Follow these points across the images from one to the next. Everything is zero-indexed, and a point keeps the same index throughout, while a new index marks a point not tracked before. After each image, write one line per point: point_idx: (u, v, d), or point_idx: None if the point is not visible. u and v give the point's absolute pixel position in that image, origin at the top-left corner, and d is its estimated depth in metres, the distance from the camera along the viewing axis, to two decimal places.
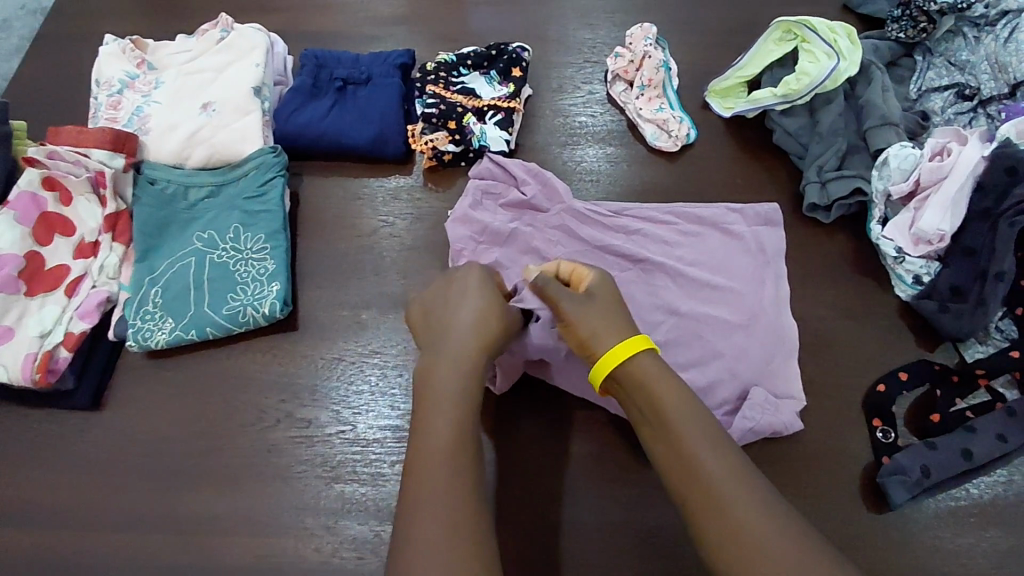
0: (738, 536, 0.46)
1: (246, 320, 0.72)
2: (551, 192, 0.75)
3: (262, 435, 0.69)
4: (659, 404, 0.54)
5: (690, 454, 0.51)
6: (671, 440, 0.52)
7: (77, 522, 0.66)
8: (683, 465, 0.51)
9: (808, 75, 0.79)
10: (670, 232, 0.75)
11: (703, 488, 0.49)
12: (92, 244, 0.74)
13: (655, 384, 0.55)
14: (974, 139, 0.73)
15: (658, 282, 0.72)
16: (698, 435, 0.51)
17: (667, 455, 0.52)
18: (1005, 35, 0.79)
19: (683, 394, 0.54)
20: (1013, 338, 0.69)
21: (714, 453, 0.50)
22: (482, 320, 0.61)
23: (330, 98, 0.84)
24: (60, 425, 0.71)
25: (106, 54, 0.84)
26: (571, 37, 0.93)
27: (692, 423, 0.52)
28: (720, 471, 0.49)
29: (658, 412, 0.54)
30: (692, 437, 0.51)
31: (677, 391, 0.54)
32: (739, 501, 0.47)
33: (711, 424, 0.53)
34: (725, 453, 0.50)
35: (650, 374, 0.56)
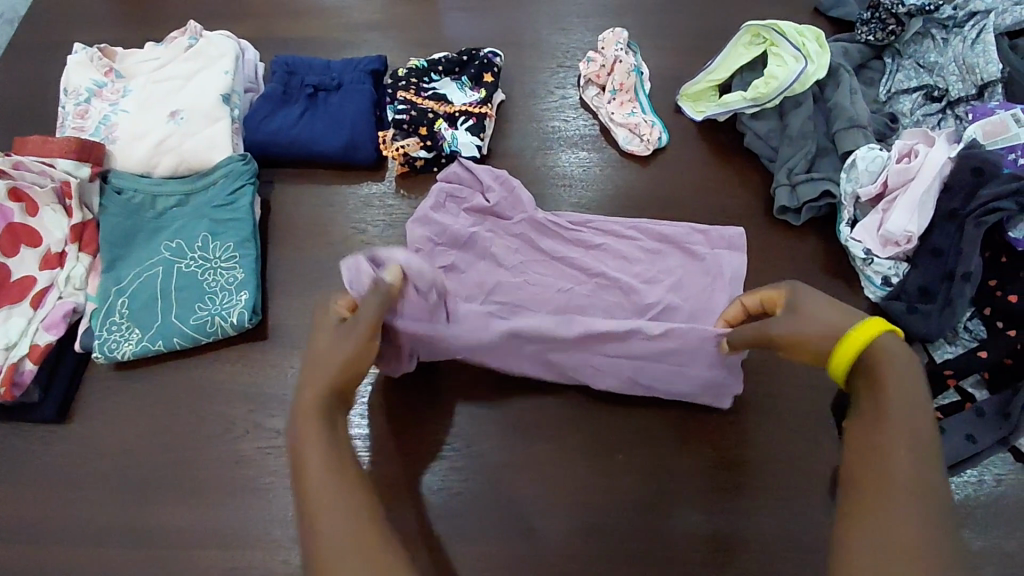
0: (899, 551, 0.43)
1: (214, 330, 0.71)
2: (517, 204, 0.75)
3: (232, 445, 0.68)
4: (884, 383, 0.49)
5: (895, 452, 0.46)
6: (876, 420, 0.48)
7: (42, 537, 0.65)
8: (882, 460, 0.47)
9: (776, 78, 0.79)
10: (630, 246, 0.75)
11: (881, 472, 0.46)
12: (59, 255, 0.74)
13: (892, 365, 0.50)
14: (941, 140, 0.73)
15: (611, 292, 0.72)
16: (906, 434, 0.47)
17: (869, 442, 0.48)
18: (973, 35, 0.81)
19: (913, 394, 0.49)
20: (981, 338, 0.69)
21: (918, 465, 0.46)
22: (329, 347, 0.57)
23: (301, 105, 0.84)
24: (26, 438, 0.70)
25: (73, 63, 0.83)
26: (545, 42, 0.93)
27: (907, 415, 0.48)
28: (912, 485, 0.45)
29: (877, 389, 0.49)
30: (902, 426, 0.47)
31: (911, 384, 0.49)
32: (903, 498, 0.45)
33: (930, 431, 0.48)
34: (927, 463, 0.46)
35: (890, 357, 0.50)
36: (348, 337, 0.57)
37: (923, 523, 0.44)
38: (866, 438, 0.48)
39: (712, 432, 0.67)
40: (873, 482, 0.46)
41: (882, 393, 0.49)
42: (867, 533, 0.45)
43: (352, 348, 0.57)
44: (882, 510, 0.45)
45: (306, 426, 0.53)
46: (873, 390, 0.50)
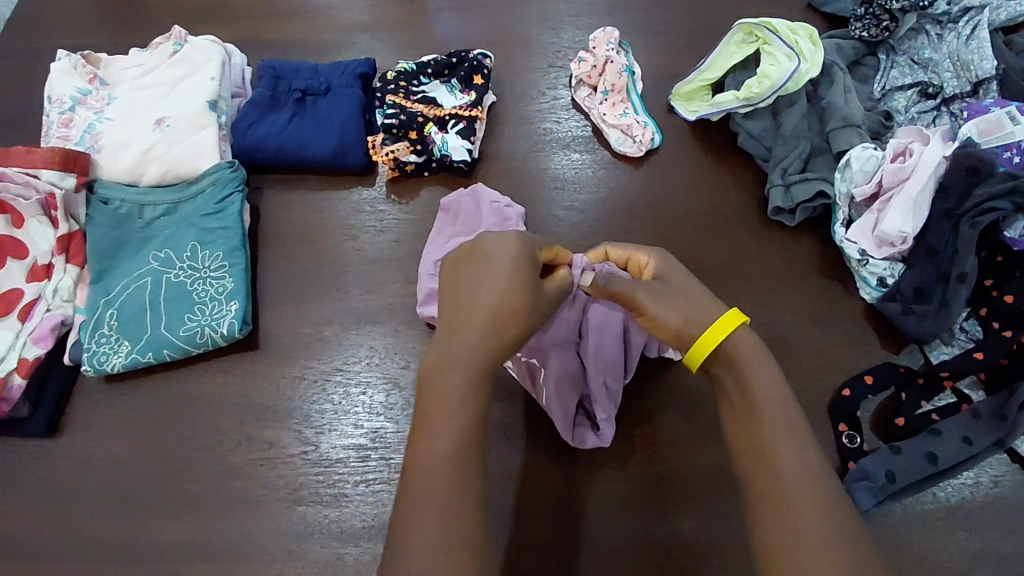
0: (795, 536, 0.46)
1: (204, 341, 0.70)
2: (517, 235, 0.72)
3: (224, 457, 0.68)
4: (749, 373, 0.55)
5: (768, 443, 0.51)
6: (747, 410, 0.53)
7: (33, 554, 0.65)
8: (761, 454, 0.51)
9: (769, 77, 0.78)
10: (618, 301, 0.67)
11: (767, 471, 0.50)
12: (46, 267, 0.73)
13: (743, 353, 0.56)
14: (935, 139, 0.73)
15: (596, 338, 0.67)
16: (779, 424, 0.52)
17: (745, 441, 0.52)
18: (967, 32, 0.80)
19: (775, 377, 0.54)
20: (977, 339, 0.69)
21: (795, 453, 0.50)
22: (526, 308, 0.56)
23: (288, 110, 0.83)
24: (15, 453, 0.69)
25: (57, 70, 0.82)
26: (536, 42, 0.92)
27: (778, 408, 0.52)
28: (799, 475, 0.49)
29: (742, 385, 0.55)
30: (772, 417, 0.52)
31: (772, 376, 0.54)
32: (784, 485, 0.48)
33: (797, 417, 0.52)
34: (799, 441, 0.51)
35: (740, 350, 0.56)
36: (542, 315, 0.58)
37: (818, 513, 0.46)
38: (743, 439, 0.52)
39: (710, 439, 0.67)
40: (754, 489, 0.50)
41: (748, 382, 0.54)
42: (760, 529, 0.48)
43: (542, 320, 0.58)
44: (767, 513, 0.48)
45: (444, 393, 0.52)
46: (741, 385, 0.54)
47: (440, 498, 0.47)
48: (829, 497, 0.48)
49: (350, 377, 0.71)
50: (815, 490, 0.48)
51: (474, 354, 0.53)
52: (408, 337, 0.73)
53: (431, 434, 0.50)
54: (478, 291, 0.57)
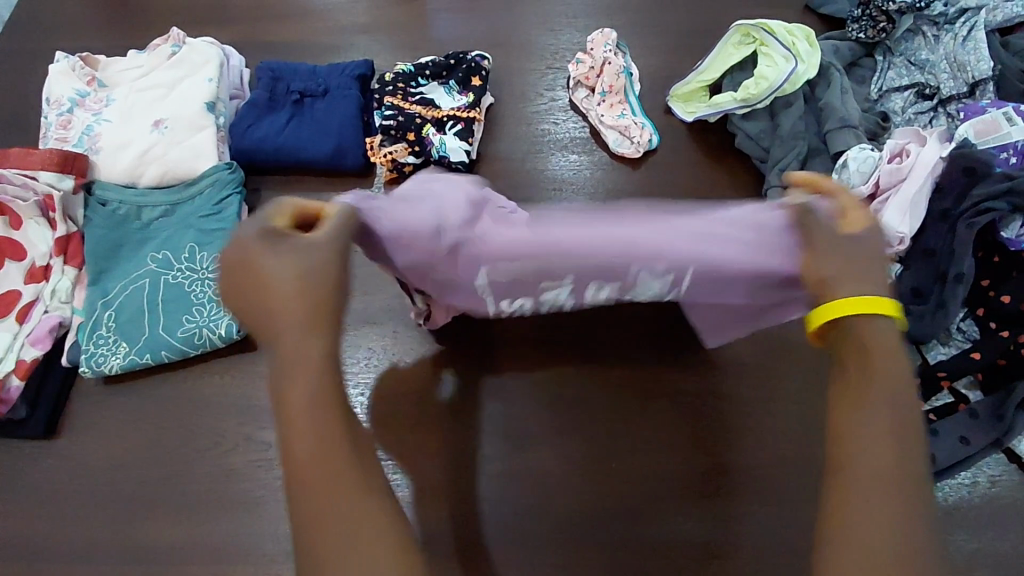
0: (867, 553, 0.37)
1: (202, 342, 0.70)
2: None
3: (223, 458, 0.68)
4: (870, 361, 0.43)
5: (862, 432, 0.41)
6: (860, 391, 0.42)
7: (31, 555, 0.65)
8: (852, 441, 0.41)
9: (767, 79, 0.79)
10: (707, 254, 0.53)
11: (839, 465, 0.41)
12: (44, 268, 0.73)
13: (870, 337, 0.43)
14: (932, 140, 0.73)
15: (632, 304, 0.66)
16: (882, 417, 0.41)
17: (841, 416, 0.42)
18: (964, 33, 0.80)
19: (901, 374, 0.42)
20: (975, 339, 0.69)
21: (893, 449, 0.40)
22: (286, 279, 0.44)
23: (287, 111, 0.83)
24: (13, 455, 0.69)
25: (55, 72, 0.82)
26: (535, 43, 0.92)
27: (889, 397, 0.42)
28: (885, 476, 0.39)
29: (861, 370, 0.43)
30: (877, 409, 0.41)
31: (897, 366, 0.43)
32: (855, 477, 0.40)
33: (910, 413, 0.41)
34: (903, 443, 0.40)
35: (865, 332, 0.44)
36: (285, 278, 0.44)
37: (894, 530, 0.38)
38: (838, 413, 0.43)
39: (708, 438, 0.67)
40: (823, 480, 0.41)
41: (861, 363, 0.43)
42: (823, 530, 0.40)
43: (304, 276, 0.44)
44: (835, 506, 0.40)
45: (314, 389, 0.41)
46: (861, 364, 0.43)
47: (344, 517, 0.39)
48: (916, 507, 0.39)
49: (348, 378, 0.71)
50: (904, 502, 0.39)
51: (301, 341, 0.42)
52: (407, 337, 0.73)
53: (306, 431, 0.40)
54: (270, 271, 0.44)
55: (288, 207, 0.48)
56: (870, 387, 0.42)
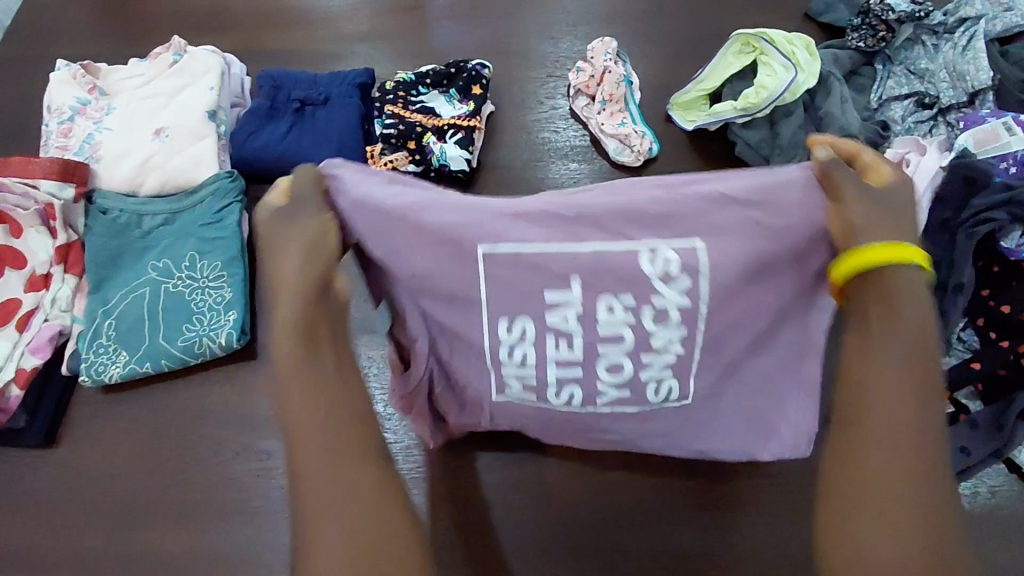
0: (885, 510, 0.40)
1: (202, 351, 0.70)
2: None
3: (222, 467, 0.68)
4: (892, 303, 0.41)
5: (883, 386, 0.42)
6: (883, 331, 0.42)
7: (30, 564, 0.65)
8: (871, 393, 0.42)
9: (767, 88, 0.79)
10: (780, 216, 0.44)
11: (858, 467, 0.42)
12: (44, 277, 0.73)
13: (906, 299, 0.42)
14: (932, 149, 0.74)
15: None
16: (896, 370, 0.42)
17: (869, 366, 0.42)
18: (963, 43, 0.81)
19: (920, 316, 0.42)
20: (974, 349, 0.69)
21: (904, 401, 0.41)
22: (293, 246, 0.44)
23: (288, 120, 0.83)
24: (12, 463, 0.69)
25: (57, 80, 0.83)
26: (534, 51, 0.92)
27: (904, 345, 0.42)
28: (901, 434, 0.41)
29: (885, 315, 0.42)
30: (895, 359, 0.42)
31: (918, 301, 0.42)
32: (874, 486, 0.41)
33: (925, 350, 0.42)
34: (919, 401, 0.42)
35: (903, 285, 0.41)
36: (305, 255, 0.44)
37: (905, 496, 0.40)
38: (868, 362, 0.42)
39: None
40: (824, 482, 0.44)
41: (888, 309, 0.42)
42: (825, 527, 0.43)
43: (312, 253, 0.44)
44: (845, 484, 0.42)
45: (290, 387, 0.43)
46: (880, 301, 0.42)
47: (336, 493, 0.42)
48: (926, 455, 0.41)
49: None
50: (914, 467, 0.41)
51: (289, 308, 0.43)
52: None
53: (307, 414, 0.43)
54: (281, 254, 0.44)
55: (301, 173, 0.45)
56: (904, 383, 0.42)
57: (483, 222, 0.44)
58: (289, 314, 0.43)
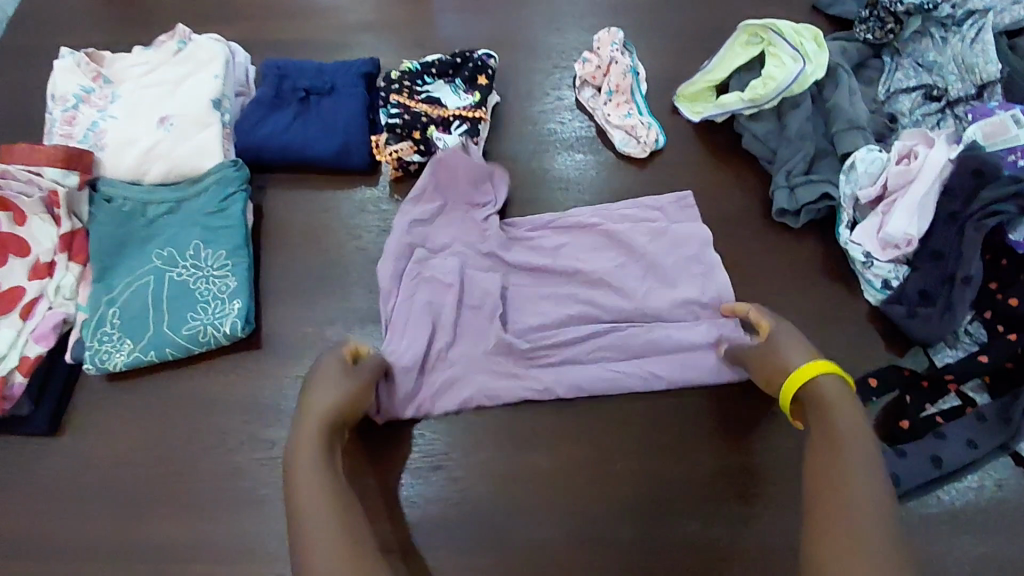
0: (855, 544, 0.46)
1: (207, 340, 0.70)
2: (486, 217, 0.77)
3: (226, 456, 0.68)
4: (832, 420, 0.54)
5: (849, 451, 0.52)
6: (832, 450, 0.52)
7: (33, 552, 0.64)
8: (839, 440, 0.53)
9: (774, 79, 0.78)
10: (649, 210, 0.78)
11: (834, 494, 0.50)
12: (48, 265, 0.73)
13: (842, 415, 0.54)
14: (941, 141, 0.73)
15: (597, 295, 0.73)
16: (857, 457, 0.51)
17: (822, 425, 0.55)
18: (971, 36, 0.80)
19: (859, 421, 0.54)
20: (982, 342, 0.69)
21: (870, 467, 0.51)
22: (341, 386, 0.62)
23: (293, 109, 0.83)
24: (16, 451, 0.69)
25: (61, 68, 0.82)
26: (541, 42, 0.92)
27: (864, 466, 0.51)
28: (866, 503, 0.48)
29: (825, 425, 0.54)
30: (849, 447, 0.52)
31: (858, 424, 0.54)
32: (844, 517, 0.48)
33: (876, 463, 0.52)
34: (869, 479, 0.50)
35: (842, 423, 0.54)
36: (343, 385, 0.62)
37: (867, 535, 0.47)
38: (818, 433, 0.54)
39: (714, 438, 0.67)
40: (814, 514, 0.50)
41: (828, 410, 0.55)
42: (815, 540, 0.48)
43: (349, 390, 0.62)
44: (824, 524, 0.48)
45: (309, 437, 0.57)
46: (823, 404, 0.55)
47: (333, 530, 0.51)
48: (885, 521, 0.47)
49: None
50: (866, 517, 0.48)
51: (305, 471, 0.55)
52: None
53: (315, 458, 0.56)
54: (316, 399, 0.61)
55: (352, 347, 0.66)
56: (845, 438, 0.53)
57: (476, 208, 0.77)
58: (320, 423, 0.59)
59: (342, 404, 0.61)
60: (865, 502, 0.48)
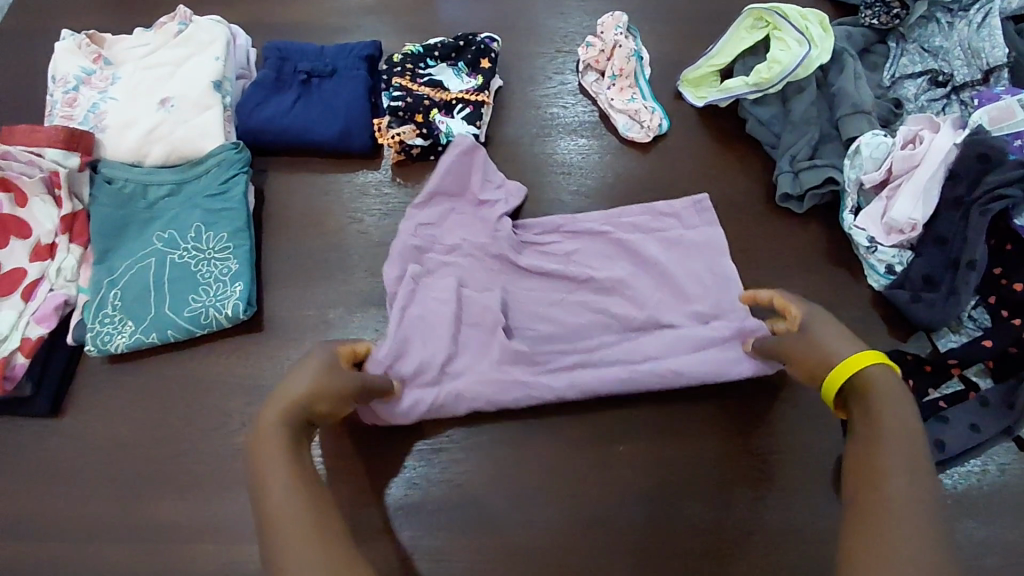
0: (882, 563, 0.42)
1: (208, 322, 0.70)
2: (498, 218, 0.75)
3: (228, 438, 0.67)
4: (879, 412, 0.50)
5: (890, 459, 0.48)
6: (872, 441, 0.49)
7: (36, 533, 0.64)
8: (879, 445, 0.49)
9: (780, 62, 0.78)
10: (664, 217, 0.77)
11: (877, 490, 0.46)
12: (49, 246, 0.73)
13: (889, 409, 0.50)
14: (946, 128, 0.72)
15: (609, 303, 0.72)
16: (901, 461, 0.47)
17: (864, 429, 0.51)
18: (978, 20, 0.79)
19: (910, 420, 0.50)
20: (986, 327, 0.69)
21: (910, 480, 0.46)
22: (313, 373, 0.58)
23: (294, 92, 0.82)
24: (18, 432, 0.69)
25: (61, 50, 0.82)
26: (543, 27, 0.91)
27: (908, 475, 0.47)
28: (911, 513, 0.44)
29: (871, 424, 0.50)
30: (895, 452, 0.48)
31: (907, 423, 0.50)
32: (886, 532, 0.44)
33: (927, 465, 0.47)
34: (915, 489, 0.46)
35: (890, 420, 0.50)
36: (308, 372, 0.58)
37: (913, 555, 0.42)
38: (860, 437, 0.51)
39: (717, 422, 0.67)
40: (853, 526, 0.46)
41: (872, 408, 0.51)
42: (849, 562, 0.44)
43: (320, 376, 0.58)
44: (859, 544, 0.44)
45: (273, 435, 0.53)
46: (866, 404, 0.52)
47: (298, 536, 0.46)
48: (929, 536, 0.43)
49: None
50: (905, 534, 0.43)
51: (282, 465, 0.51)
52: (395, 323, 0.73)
53: (271, 456, 0.51)
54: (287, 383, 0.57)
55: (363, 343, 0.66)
56: (894, 435, 0.49)
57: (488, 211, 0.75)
58: (284, 409, 0.54)
59: (312, 390, 0.56)
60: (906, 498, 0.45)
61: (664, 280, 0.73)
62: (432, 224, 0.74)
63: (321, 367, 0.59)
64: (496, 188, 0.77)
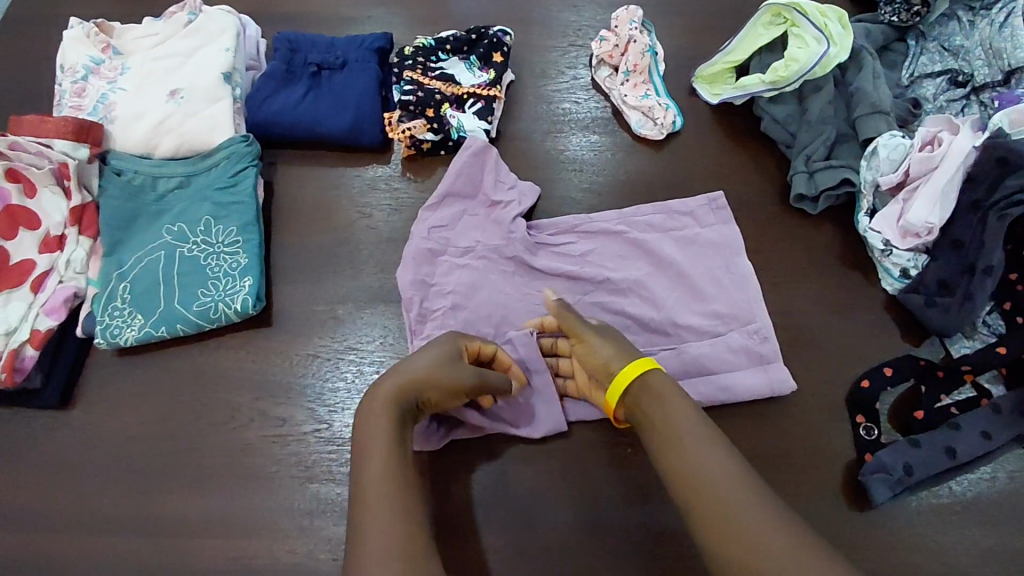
0: (750, 545, 0.45)
1: (218, 317, 0.70)
2: (512, 219, 0.74)
3: (237, 433, 0.68)
4: (659, 404, 0.55)
5: (692, 449, 0.52)
6: (662, 425, 0.54)
7: (45, 525, 0.65)
8: (670, 432, 0.53)
9: (797, 61, 0.76)
10: (679, 216, 0.76)
11: (691, 470, 0.51)
12: (58, 238, 0.72)
13: (671, 403, 0.55)
14: (965, 127, 0.70)
15: (625, 304, 0.71)
16: (704, 446, 0.52)
17: (657, 422, 0.55)
18: (1001, 19, 0.78)
19: (689, 407, 0.55)
20: (1000, 333, 0.68)
21: (724, 464, 0.50)
22: (435, 359, 0.59)
23: (304, 85, 0.81)
24: (26, 424, 0.69)
25: (70, 39, 0.81)
26: (556, 20, 0.90)
27: (717, 459, 0.50)
28: (731, 486, 0.49)
29: (661, 414, 0.55)
30: (694, 439, 0.52)
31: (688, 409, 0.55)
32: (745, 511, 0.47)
33: (712, 437, 0.52)
34: (723, 462, 0.50)
35: (666, 407, 0.55)
36: (434, 360, 0.59)
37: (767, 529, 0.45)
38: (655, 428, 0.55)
39: (724, 425, 0.67)
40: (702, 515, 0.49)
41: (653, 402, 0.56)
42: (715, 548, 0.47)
43: (439, 364, 0.59)
44: (731, 530, 0.46)
45: (381, 410, 0.55)
46: (648, 402, 0.56)
47: (382, 513, 0.48)
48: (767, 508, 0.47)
49: (363, 356, 0.70)
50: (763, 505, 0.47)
51: (382, 435, 0.53)
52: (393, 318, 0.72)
53: (371, 428, 0.54)
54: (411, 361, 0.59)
55: (491, 347, 0.64)
56: (668, 432, 0.53)
57: (501, 209, 0.75)
58: (404, 387, 0.57)
59: (432, 374, 0.58)
60: (720, 477, 0.49)
61: (680, 280, 0.72)
62: (445, 229, 0.74)
63: (446, 363, 0.60)
64: (511, 187, 0.76)
